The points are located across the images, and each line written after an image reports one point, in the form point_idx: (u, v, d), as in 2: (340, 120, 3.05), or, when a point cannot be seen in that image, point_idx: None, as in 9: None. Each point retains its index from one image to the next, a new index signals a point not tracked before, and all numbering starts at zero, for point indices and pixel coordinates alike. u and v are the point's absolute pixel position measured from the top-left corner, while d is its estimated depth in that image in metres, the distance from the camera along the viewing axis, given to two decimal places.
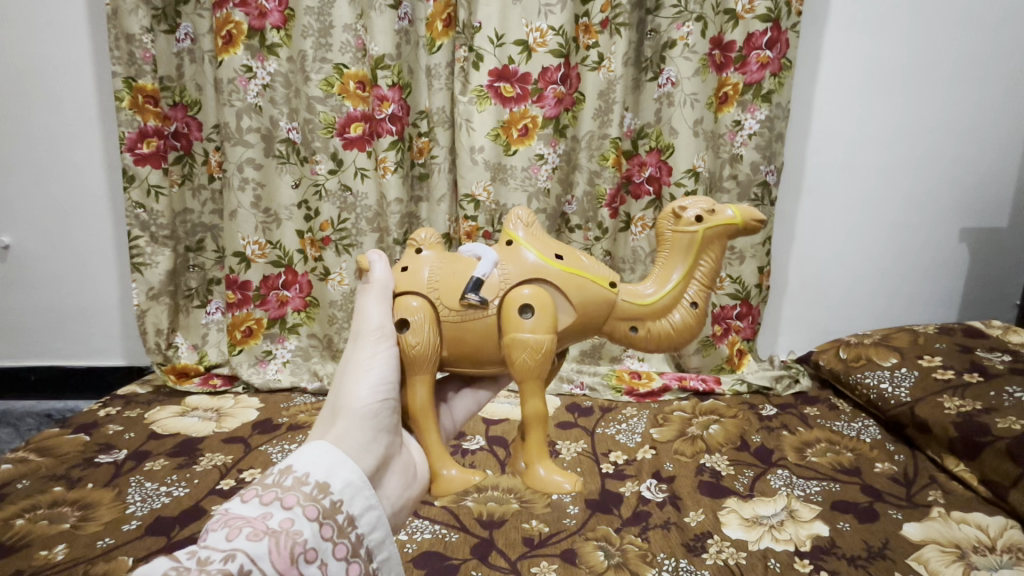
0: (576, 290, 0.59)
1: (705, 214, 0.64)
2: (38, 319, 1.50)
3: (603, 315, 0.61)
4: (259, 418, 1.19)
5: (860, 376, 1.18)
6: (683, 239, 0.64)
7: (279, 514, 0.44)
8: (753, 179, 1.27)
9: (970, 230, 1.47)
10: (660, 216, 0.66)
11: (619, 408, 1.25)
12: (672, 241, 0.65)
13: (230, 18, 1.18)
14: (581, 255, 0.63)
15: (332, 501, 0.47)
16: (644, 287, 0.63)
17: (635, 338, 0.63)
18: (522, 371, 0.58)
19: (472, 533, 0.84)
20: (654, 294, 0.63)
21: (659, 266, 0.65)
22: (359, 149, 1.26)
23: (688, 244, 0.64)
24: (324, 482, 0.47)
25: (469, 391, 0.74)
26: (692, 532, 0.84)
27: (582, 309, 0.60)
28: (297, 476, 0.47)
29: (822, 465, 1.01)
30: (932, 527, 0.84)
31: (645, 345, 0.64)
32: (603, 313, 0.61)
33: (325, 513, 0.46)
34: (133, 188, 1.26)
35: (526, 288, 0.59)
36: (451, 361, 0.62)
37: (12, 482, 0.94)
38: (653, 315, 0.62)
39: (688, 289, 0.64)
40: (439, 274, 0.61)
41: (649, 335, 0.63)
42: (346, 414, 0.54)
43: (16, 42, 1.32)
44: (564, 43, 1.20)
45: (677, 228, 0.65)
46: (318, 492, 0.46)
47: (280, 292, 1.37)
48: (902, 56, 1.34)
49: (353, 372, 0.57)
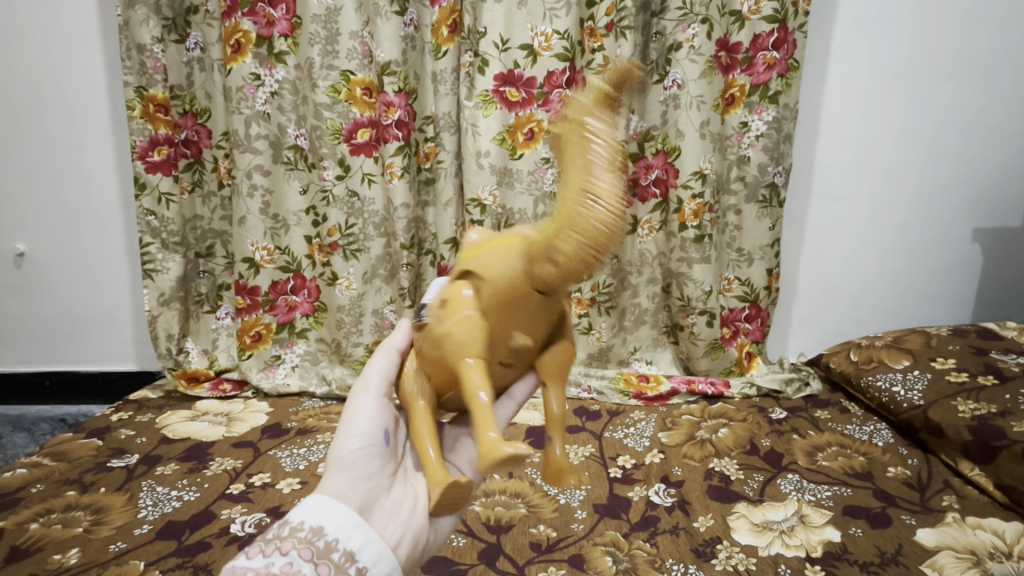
0: (478, 264, 0.50)
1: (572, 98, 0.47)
2: (51, 325, 1.52)
3: (514, 272, 0.48)
4: (268, 423, 1.20)
5: (872, 379, 1.17)
6: (560, 137, 0.46)
7: (278, 561, 0.50)
8: (761, 180, 1.26)
9: (983, 229, 1.45)
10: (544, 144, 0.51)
11: (627, 411, 1.25)
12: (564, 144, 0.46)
13: (238, 27, 1.19)
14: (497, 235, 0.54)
15: (327, 541, 0.52)
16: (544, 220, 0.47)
17: (554, 274, 0.45)
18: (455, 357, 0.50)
19: (480, 538, 0.83)
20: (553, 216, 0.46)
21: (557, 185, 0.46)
22: (366, 154, 1.27)
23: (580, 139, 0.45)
24: (317, 526, 0.53)
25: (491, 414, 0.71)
26: (701, 538, 0.84)
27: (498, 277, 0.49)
28: (292, 525, 0.53)
29: (834, 469, 0.99)
30: (947, 533, 0.82)
31: (570, 273, 0.44)
32: (512, 269, 0.48)
33: (320, 554, 0.51)
34: (144, 195, 1.28)
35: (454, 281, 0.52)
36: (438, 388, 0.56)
37: (27, 486, 0.95)
38: (554, 236, 0.44)
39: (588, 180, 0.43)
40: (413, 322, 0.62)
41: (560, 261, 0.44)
42: (337, 462, 0.60)
43: (31, 53, 1.35)
44: (570, 47, 1.20)
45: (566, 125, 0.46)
46: (313, 536, 0.53)
47: (288, 297, 1.38)
48: (908, 56, 1.33)
49: (347, 424, 0.63)
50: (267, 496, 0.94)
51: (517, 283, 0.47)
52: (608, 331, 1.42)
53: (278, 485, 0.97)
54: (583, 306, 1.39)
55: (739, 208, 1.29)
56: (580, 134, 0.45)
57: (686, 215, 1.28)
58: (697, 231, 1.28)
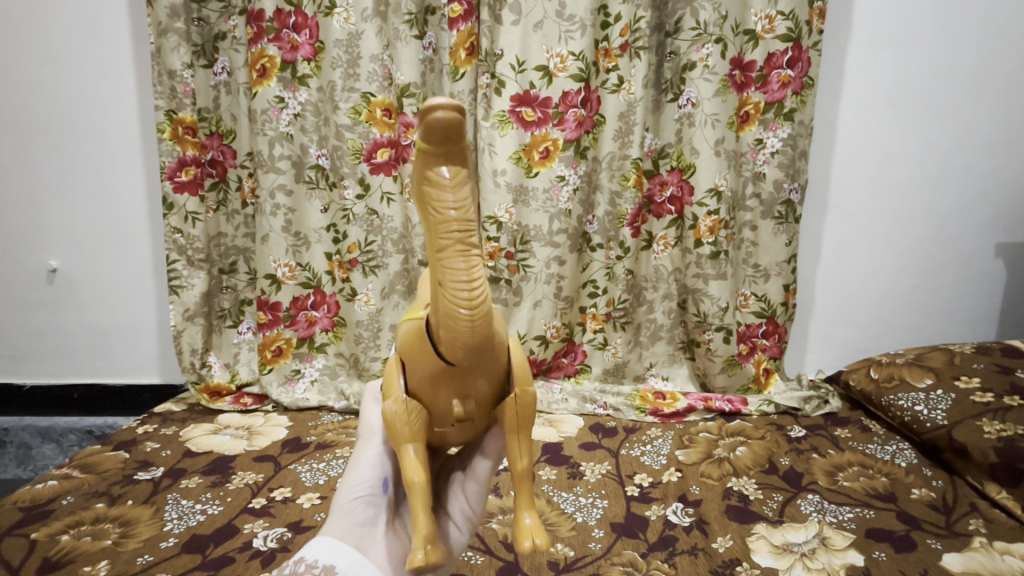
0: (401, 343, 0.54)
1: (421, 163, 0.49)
2: (80, 339, 1.57)
3: (421, 350, 0.51)
4: (289, 437, 1.22)
5: (893, 398, 1.15)
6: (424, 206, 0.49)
7: None
8: (776, 197, 1.26)
9: (1005, 244, 1.43)
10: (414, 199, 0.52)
11: (644, 428, 1.25)
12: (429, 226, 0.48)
13: (264, 53, 1.24)
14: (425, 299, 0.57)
15: None
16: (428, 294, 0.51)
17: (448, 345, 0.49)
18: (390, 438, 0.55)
19: (497, 556, 0.84)
20: (432, 302, 0.49)
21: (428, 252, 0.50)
22: (386, 173, 1.32)
23: (438, 224, 0.47)
24: (328, 565, 0.59)
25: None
26: (720, 559, 0.83)
27: (413, 364, 0.52)
28: (308, 563, 0.59)
29: (855, 491, 0.98)
30: (974, 558, 0.81)
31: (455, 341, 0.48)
32: (418, 347, 0.51)
33: None
34: (172, 214, 1.33)
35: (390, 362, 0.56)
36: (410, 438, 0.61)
37: (59, 498, 0.98)
38: (439, 308, 0.48)
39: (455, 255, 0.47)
40: None
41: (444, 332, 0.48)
42: (342, 504, 0.64)
43: (68, 80, 1.41)
44: (585, 68, 1.22)
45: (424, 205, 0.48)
46: (326, 573, 0.58)
47: (309, 312, 1.41)
48: (924, 72, 1.33)
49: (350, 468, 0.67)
50: (288, 511, 0.95)
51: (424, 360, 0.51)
52: (624, 346, 1.42)
53: (298, 500, 0.98)
54: (597, 322, 1.40)
55: (754, 224, 1.29)
56: (438, 218, 0.47)
57: (701, 231, 1.28)
58: (713, 248, 1.29)
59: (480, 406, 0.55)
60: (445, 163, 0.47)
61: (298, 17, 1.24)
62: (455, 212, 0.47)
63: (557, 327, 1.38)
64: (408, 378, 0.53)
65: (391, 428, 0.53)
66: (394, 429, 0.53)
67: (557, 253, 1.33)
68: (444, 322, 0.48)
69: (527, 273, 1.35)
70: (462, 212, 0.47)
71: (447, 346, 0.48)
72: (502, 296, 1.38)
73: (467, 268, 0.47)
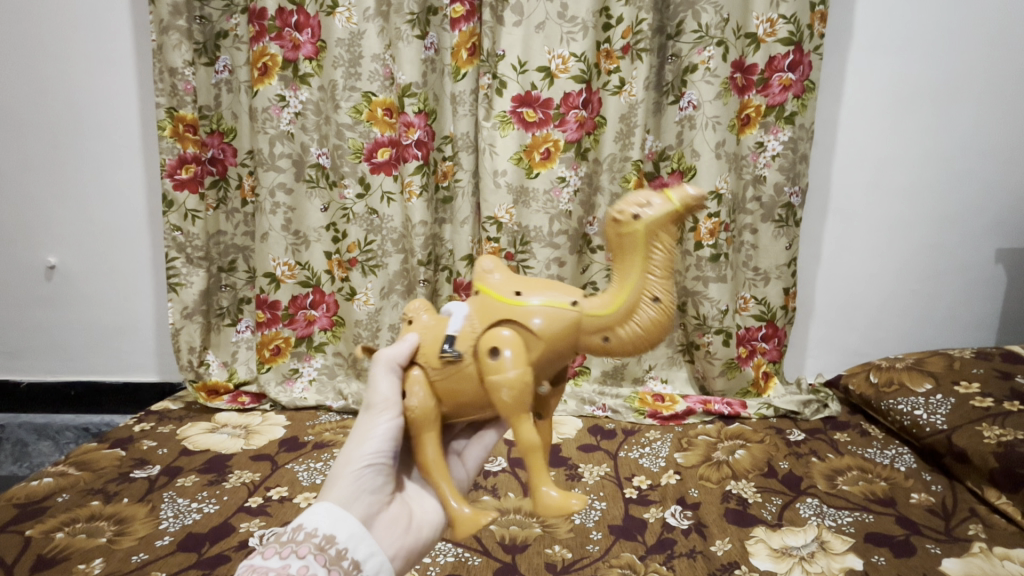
0: (538, 320, 0.56)
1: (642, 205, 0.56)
2: (78, 336, 1.56)
3: (570, 336, 0.57)
4: (286, 436, 1.22)
5: (893, 402, 1.15)
6: (627, 239, 0.56)
7: (295, 564, 0.52)
8: (777, 200, 1.26)
9: (1006, 250, 1.43)
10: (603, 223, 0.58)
11: (643, 430, 1.24)
12: (621, 242, 0.57)
13: (266, 51, 1.24)
14: (541, 284, 0.59)
15: (338, 549, 0.54)
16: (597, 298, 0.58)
17: (608, 348, 0.58)
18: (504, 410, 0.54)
19: (495, 557, 0.84)
20: (619, 303, 0.56)
21: (616, 273, 0.57)
22: (386, 173, 1.30)
23: (635, 241, 0.56)
24: (330, 534, 0.55)
25: (476, 437, 0.75)
26: (719, 562, 0.83)
27: (551, 341, 0.55)
28: (308, 531, 0.55)
29: (854, 495, 0.98)
30: (974, 563, 0.80)
31: (623, 351, 0.58)
32: (569, 332, 0.56)
33: (332, 561, 0.53)
34: (171, 211, 1.32)
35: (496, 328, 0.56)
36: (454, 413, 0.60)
37: (54, 495, 0.98)
38: (619, 320, 0.56)
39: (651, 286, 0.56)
40: (425, 340, 0.61)
41: (620, 343, 0.57)
42: (347, 473, 0.60)
43: (70, 76, 1.41)
44: (586, 69, 1.22)
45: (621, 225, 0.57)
46: (325, 542, 0.54)
47: (307, 311, 1.41)
48: (927, 77, 1.33)
49: (357, 437, 0.61)
50: (285, 510, 0.95)
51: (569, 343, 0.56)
52: None
53: (295, 499, 0.98)
54: None
55: (754, 227, 1.29)
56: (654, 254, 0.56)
57: (702, 234, 1.28)
58: (712, 250, 1.28)
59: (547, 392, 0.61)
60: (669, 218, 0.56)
61: (300, 16, 1.24)
62: (661, 253, 0.56)
63: None
64: (532, 352, 0.55)
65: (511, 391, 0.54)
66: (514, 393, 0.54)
67: (557, 254, 1.33)
68: (628, 328, 0.57)
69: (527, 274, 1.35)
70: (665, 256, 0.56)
71: (606, 342, 0.57)
72: None
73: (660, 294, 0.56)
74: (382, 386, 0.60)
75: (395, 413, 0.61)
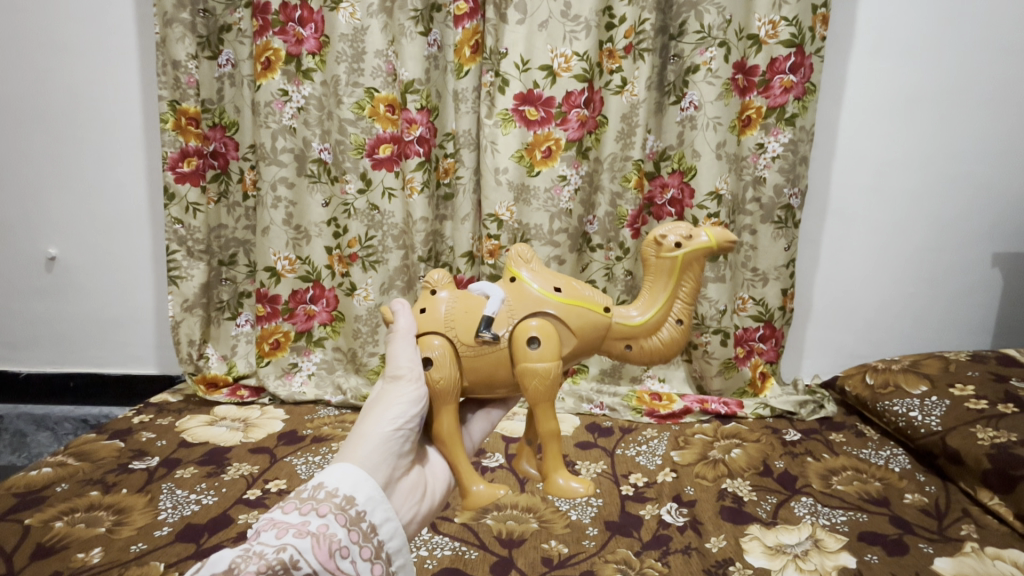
0: (576, 318, 0.63)
1: (684, 240, 0.67)
2: (78, 328, 1.56)
3: (600, 337, 0.65)
4: (284, 430, 1.22)
5: (888, 403, 1.15)
6: (665, 264, 0.66)
7: (315, 521, 0.51)
8: (777, 201, 1.27)
9: (1003, 254, 1.44)
10: (643, 244, 0.68)
11: (640, 428, 1.25)
12: (656, 267, 0.67)
13: (269, 45, 1.24)
14: (578, 284, 0.66)
15: (357, 511, 0.53)
16: (630, 309, 0.67)
17: (629, 355, 0.67)
18: (533, 396, 0.61)
19: (491, 551, 0.84)
20: (651, 318, 0.66)
21: (647, 290, 0.67)
22: (388, 169, 1.31)
23: (670, 269, 0.66)
24: (350, 495, 0.53)
25: (482, 412, 0.76)
26: (713, 559, 0.83)
27: (583, 339, 0.64)
28: (329, 490, 0.53)
29: (849, 494, 0.99)
30: (965, 563, 0.81)
31: (637, 361, 0.67)
32: (600, 334, 0.65)
33: (353, 521, 0.52)
34: (173, 204, 1.33)
35: (529, 321, 0.62)
36: (472, 388, 0.64)
37: (53, 485, 0.98)
38: (645, 333, 0.66)
39: (674, 307, 0.66)
40: (455, 312, 0.64)
41: (641, 352, 0.67)
42: (369, 436, 0.58)
43: (73, 68, 1.41)
44: (588, 68, 1.23)
45: (660, 254, 0.67)
46: (345, 503, 0.53)
47: (307, 306, 1.41)
48: (929, 80, 1.34)
49: (382, 401, 0.60)
50: None
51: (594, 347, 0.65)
52: None
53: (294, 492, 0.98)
54: None
55: (754, 228, 1.30)
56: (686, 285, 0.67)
57: None
58: None
59: None
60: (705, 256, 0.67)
61: (304, 11, 1.24)
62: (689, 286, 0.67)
63: None
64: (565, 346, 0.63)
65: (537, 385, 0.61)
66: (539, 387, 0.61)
67: (556, 252, 1.33)
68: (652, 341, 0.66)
69: None
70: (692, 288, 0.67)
71: (631, 349, 0.67)
72: None
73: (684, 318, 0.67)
74: (404, 354, 0.61)
75: (418, 382, 0.61)
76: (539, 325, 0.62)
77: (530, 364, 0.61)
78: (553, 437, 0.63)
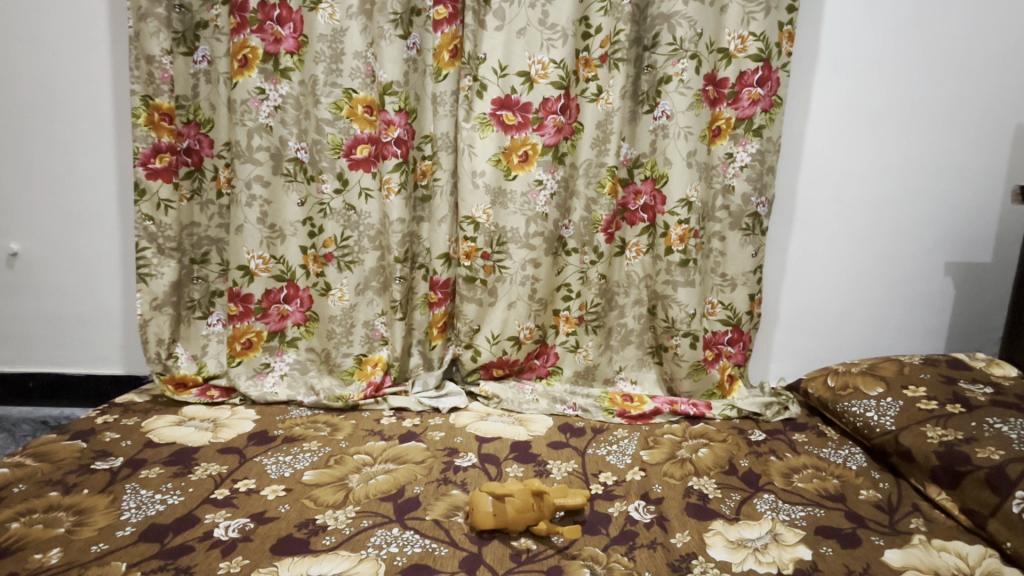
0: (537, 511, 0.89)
1: (550, 500, 0.90)
2: (40, 325, 1.52)
3: (538, 512, 0.89)
4: (255, 430, 1.21)
5: (847, 405, 1.20)
6: (531, 500, 0.89)
7: None
8: (744, 209, 1.31)
9: (955, 264, 1.51)
10: (551, 496, 0.90)
11: (611, 429, 1.28)
12: (550, 502, 0.90)
13: (246, 43, 1.24)
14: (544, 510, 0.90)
15: None
16: (556, 507, 0.91)
17: (538, 498, 0.90)
18: (523, 513, 0.88)
19: (461, 548, 0.86)
20: (529, 502, 0.89)
21: (563, 501, 0.91)
22: (365, 169, 1.31)
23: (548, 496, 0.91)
24: None
25: None
26: (678, 553, 0.86)
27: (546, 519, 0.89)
28: None
29: (808, 491, 1.02)
30: (913, 554, 0.86)
31: (514, 514, 0.88)
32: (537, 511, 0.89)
33: None
34: (143, 201, 1.31)
35: (528, 496, 0.89)
36: (516, 520, 0.88)
37: (10, 486, 0.96)
38: (544, 501, 0.90)
39: (518, 495, 0.89)
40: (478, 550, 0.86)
41: (510, 510, 0.88)
42: None
43: (41, 59, 1.38)
44: (565, 76, 1.26)
45: (545, 505, 0.90)
46: None
47: (281, 305, 1.38)
48: (890, 96, 1.41)
49: None
50: (252, 501, 0.95)
51: (547, 513, 0.90)
52: (595, 350, 1.44)
53: (263, 491, 0.98)
54: (570, 325, 1.41)
55: (722, 235, 1.34)
56: (537, 505, 0.89)
57: (672, 239, 1.31)
58: (682, 255, 1.32)
59: (524, 514, 0.88)
60: (543, 511, 0.89)
61: (282, 10, 1.24)
62: (522, 505, 0.88)
63: (531, 329, 1.40)
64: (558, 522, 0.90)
65: (513, 511, 0.88)
66: (517, 508, 0.88)
67: (532, 255, 1.35)
68: (530, 500, 0.89)
69: (502, 274, 1.36)
70: (510, 499, 0.88)
71: (532, 498, 0.90)
72: (477, 297, 1.38)
73: (530, 505, 0.89)
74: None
75: None
76: (518, 491, 0.89)
77: (509, 492, 0.89)
78: (532, 514, 0.89)
